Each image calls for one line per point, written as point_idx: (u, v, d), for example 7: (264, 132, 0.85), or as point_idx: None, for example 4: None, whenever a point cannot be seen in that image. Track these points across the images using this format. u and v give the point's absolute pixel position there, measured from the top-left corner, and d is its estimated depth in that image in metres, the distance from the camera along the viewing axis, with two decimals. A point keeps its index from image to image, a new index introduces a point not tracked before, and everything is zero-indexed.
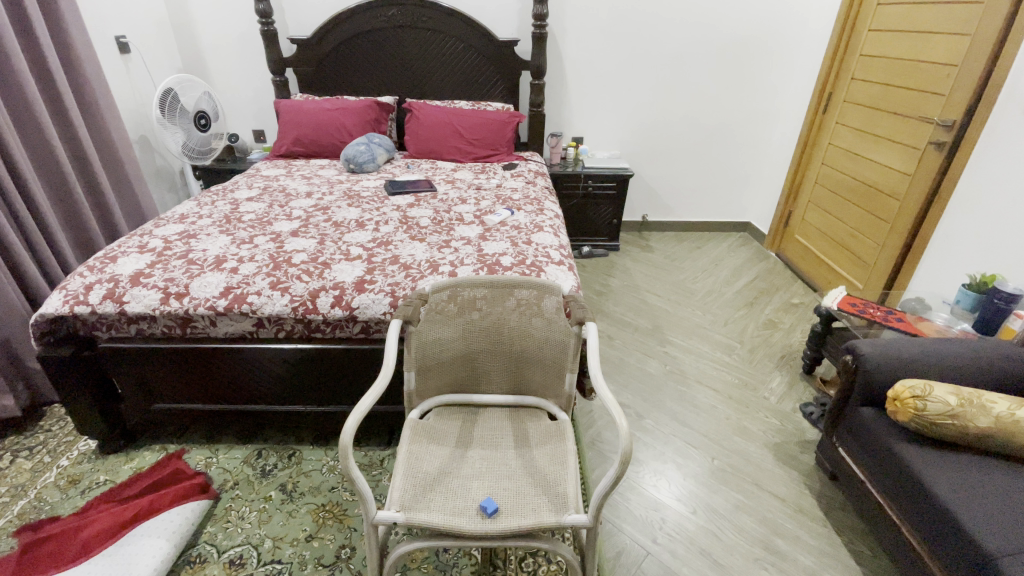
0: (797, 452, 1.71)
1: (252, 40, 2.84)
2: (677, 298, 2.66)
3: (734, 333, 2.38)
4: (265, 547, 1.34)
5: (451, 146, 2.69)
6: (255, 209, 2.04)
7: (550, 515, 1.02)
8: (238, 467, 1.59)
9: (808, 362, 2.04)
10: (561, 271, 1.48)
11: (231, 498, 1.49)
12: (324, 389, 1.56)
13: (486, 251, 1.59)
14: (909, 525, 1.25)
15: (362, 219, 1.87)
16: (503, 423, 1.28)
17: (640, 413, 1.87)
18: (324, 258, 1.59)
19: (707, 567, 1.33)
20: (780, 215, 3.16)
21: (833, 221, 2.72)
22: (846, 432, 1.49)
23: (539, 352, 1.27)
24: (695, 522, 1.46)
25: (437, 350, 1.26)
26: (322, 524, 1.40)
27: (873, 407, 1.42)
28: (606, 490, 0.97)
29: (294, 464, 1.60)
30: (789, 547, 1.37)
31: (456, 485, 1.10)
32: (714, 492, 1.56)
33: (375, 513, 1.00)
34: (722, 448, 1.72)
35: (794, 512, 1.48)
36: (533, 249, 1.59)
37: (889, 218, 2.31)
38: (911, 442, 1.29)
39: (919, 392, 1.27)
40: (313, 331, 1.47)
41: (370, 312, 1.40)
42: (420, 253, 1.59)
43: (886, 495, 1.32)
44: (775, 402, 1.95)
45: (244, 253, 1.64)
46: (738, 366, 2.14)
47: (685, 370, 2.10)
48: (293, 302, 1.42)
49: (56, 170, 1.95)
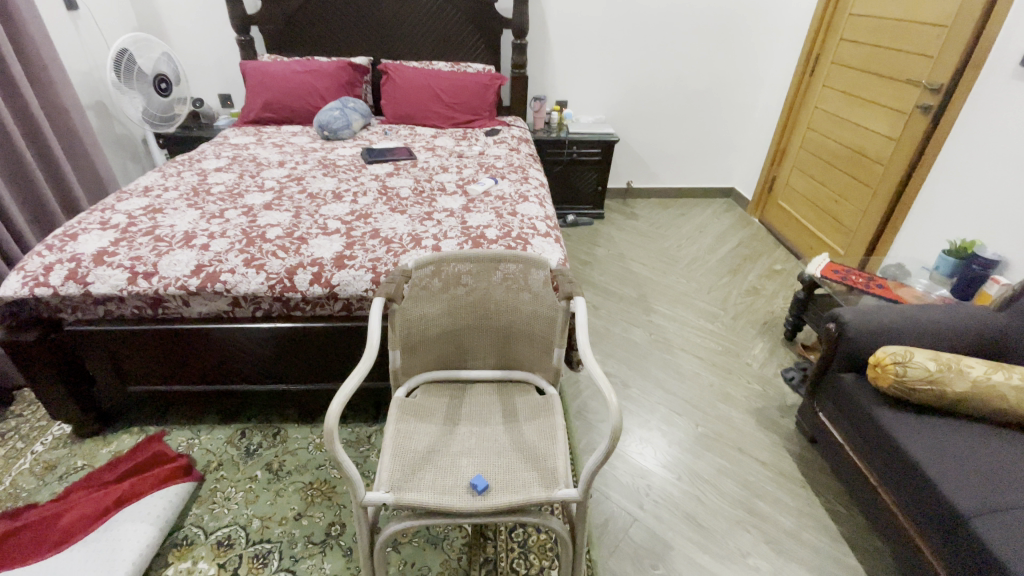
0: (778, 416, 1.75)
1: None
2: (662, 266, 2.65)
3: (718, 300, 2.40)
4: (253, 527, 1.33)
5: (431, 111, 2.58)
6: (224, 181, 1.93)
7: (541, 490, 1.02)
8: (222, 447, 1.56)
9: (790, 328, 2.07)
10: (547, 243, 1.44)
11: (216, 479, 1.47)
12: (306, 368, 1.52)
13: (470, 223, 1.54)
14: (886, 487, 1.29)
15: (339, 190, 1.79)
16: (491, 398, 1.27)
17: (626, 382, 1.88)
18: (300, 233, 1.52)
19: (692, 530, 1.37)
20: (764, 181, 3.14)
21: (817, 187, 2.71)
22: (827, 398, 1.52)
23: (526, 327, 1.25)
24: (680, 487, 1.49)
25: (423, 327, 1.23)
26: (310, 502, 1.39)
27: (855, 373, 1.44)
28: (597, 465, 0.97)
29: (279, 443, 1.58)
30: (770, 509, 1.42)
31: (446, 463, 1.09)
32: (698, 457, 1.59)
33: (364, 495, 0.98)
34: (706, 415, 1.75)
35: (775, 475, 1.52)
36: (518, 221, 1.55)
37: (872, 183, 2.31)
38: (891, 407, 1.33)
39: (900, 358, 1.29)
40: (292, 309, 1.42)
41: (351, 289, 1.36)
42: (401, 226, 1.53)
43: (864, 458, 1.37)
44: (757, 368, 1.98)
45: (215, 228, 1.56)
46: (722, 333, 2.16)
47: (670, 338, 2.12)
48: (270, 280, 1.36)
49: (4, 140, 1.81)
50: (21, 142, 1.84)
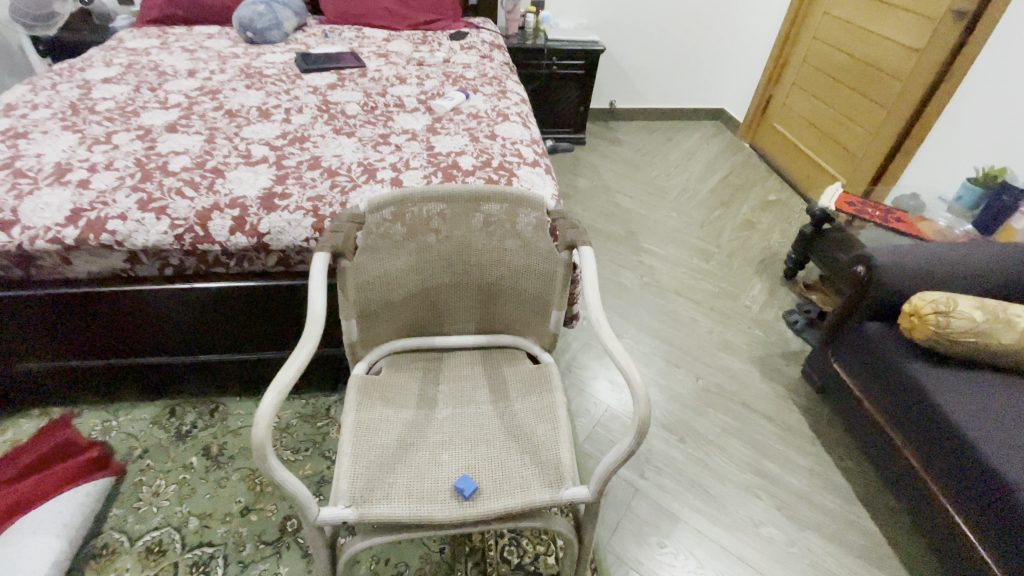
0: (783, 364, 1.61)
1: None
2: (650, 198, 2.40)
3: (712, 235, 2.19)
4: (190, 528, 1.11)
5: (381, 8, 2.11)
6: (114, 95, 1.50)
7: (543, 491, 0.82)
8: (147, 430, 1.30)
9: (792, 266, 1.89)
10: (536, 174, 1.16)
11: (141, 470, 1.22)
12: (241, 334, 1.23)
13: (438, 149, 1.22)
14: (912, 448, 1.17)
15: (266, 107, 1.41)
16: (473, 370, 1.03)
17: (617, 332, 1.68)
18: (214, 163, 1.17)
19: (699, 499, 1.23)
20: (759, 101, 2.85)
21: (819, 106, 2.46)
22: (845, 348, 1.36)
23: (515, 283, 1.00)
24: (683, 450, 1.34)
25: (383, 287, 0.95)
26: (259, 493, 1.17)
27: (882, 322, 1.28)
28: (615, 465, 0.77)
29: (217, 422, 1.32)
30: (781, 471, 1.30)
31: (421, 459, 0.86)
32: (700, 415, 1.44)
33: (317, 513, 0.75)
34: (706, 366, 1.58)
35: (783, 432, 1.39)
36: (498, 146, 1.24)
37: (886, 102, 2.07)
38: (924, 361, 1.17)
39: (942, 308, 1.12)
40: (212, 266, 1.11)
41: (287, 239, 1.05)
42: (349, 153, 1.20)
43: (886, 414, 1.23)
44: (757, 311, 1.81)
45: (98, 158, 1.18)
46: (718, 273, 1.97)
47: (663, 280, 1.91)
48: (175, 228, 1.04)
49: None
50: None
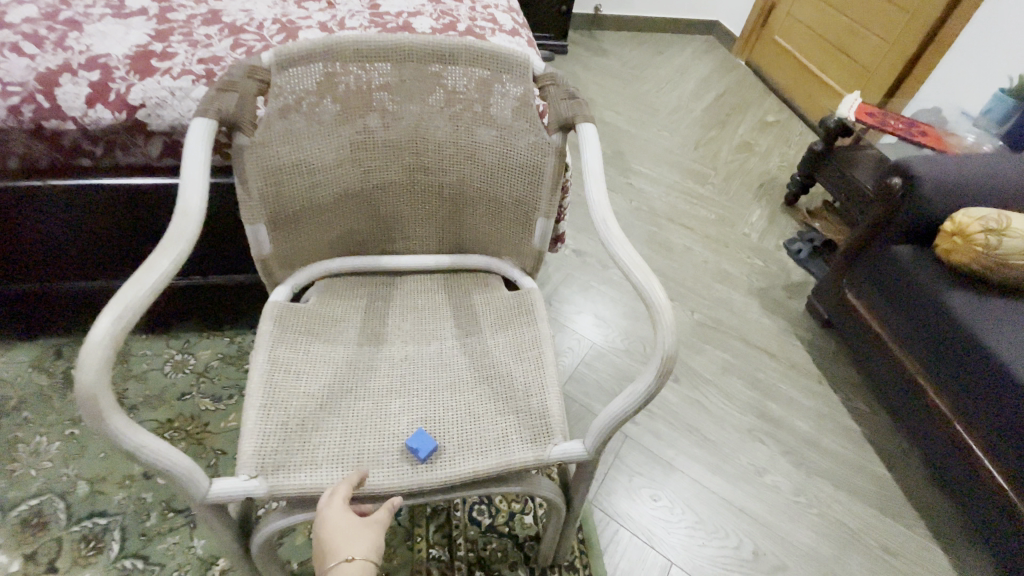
0: (784, 297, 1.45)
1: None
2: (639, 116, 2.13)
3: (706, 157, 1.96)
4: (78, 495, 0.88)
5: None
6: None
7: (525, 448, 0.63)
8: (24, 376, 1.03)
9: (795, 191, 1.70)
10: (515, 45, 0.88)
11: (15, 426, 0.96)
12: (129, 254, 0.95)
13: (382, 8, 0.93)
14: (936, 386, 1.03)
15: None
16: (433, 297, 0.80)
17: (603, 261, 1.47)
18: (70, 15, 0.85)
19: (696, 446, 1.08)
20: (759, 10, 2.54)
21: (828, 14, 2.18)
22: (863, 276, 1.20)
23: (487, 181, 0.75)
24: (679, 392, 1.18)
25: (304, 180, 0.69)
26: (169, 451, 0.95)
27: (912, 244, 1.10)
28: (624, 415, 0.57)
29: (117, 365, 1.06)
30: (785, 413, 1.16)
31: (361, 410, 0.64)
32: (696, 352, 1.27)
33: (209, 489, 0.53)
34: (702, 299, 1.41)
35: (787, 371, 1.25)
36: (463, 9, 0.95)
37: (910, 4, 1.82)
38: (962, 288, 1.01)
39: (994, 225, 0.95)
40: (73, 156, 0.81)
41: (169, 114, 0.78)
42: (260, 9, 0.90)
43: (909, 351, 1.08)
44: (757, 239, 1.63)
45: None
46: (714, 198, 1.76)
47: (654, 205, 1.69)
48: (7, 96, 0.75)
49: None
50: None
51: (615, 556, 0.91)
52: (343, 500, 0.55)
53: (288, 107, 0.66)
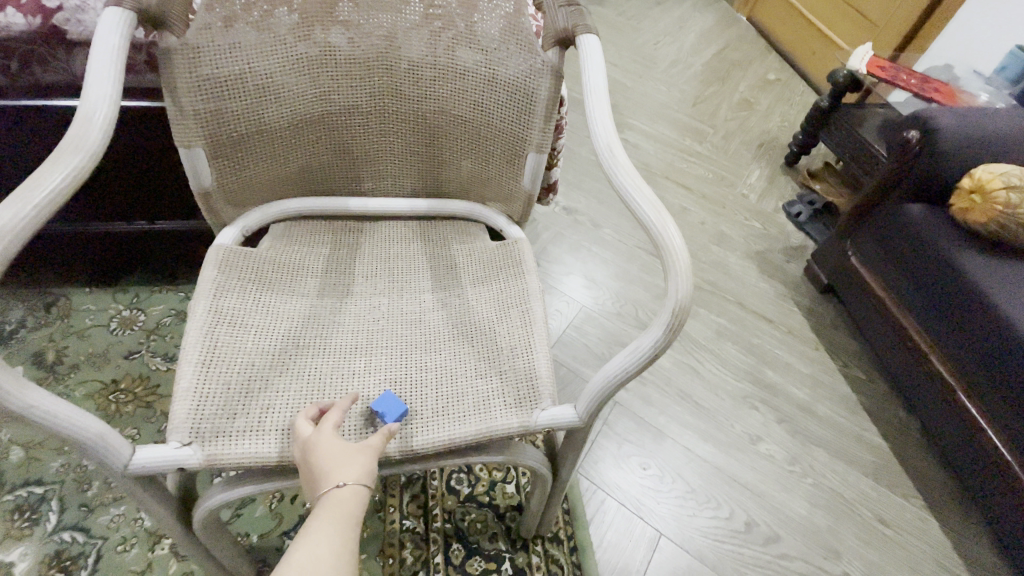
0: (783, 261, 1.38)
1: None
2: (635, 69, 2.00)
3: (705, 114, 1.86)
4: (10, 461, 0.79)
5: None
6: None
7: (509, 414, 0.55)
8: None
9: (797, 150, 1.62)
10: None
11: None
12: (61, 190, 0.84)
13: None
14: (941, 353, 0.98)
15: None
16: (408, 247, 0.71)
17: (595, 219, 1.39)
18: None
19: (689, 413, 1.03)
20: None
21: None
22: (870, 237, 1.13)
23: (469, 111, 0.64)
24: (670, 357, 1.12)
25: (249, 99, 0.58)
26: (114, 415, 0.86)
27: (925, 204, 1.03)
28: (624, 378, 0.50)
29: (55, 321, 0.96)
30: (780, 380, 1.11)
31: (320, 369, 0.56)
32: (690, 316, 1.21)
33: (130, 460, 0.45)
34: (698, 261, 1.33)
35: (784, 336, 1.20)
36: None
37: None
38: (978, 251, 0.94)
39: (1015, 181, 0.88)
40: None
41: (90, 20, 0.68)
42: None
43: (915, 316, 1.03)
44: (755, 201, 1.55)
45: None
46: (712, 157, 1.67)
47: (650, 162, 1.60)
48: None
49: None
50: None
51: (602, 526, 0.86)
52: (335, 426, 0.48)
53: (229, 10, 0.54)
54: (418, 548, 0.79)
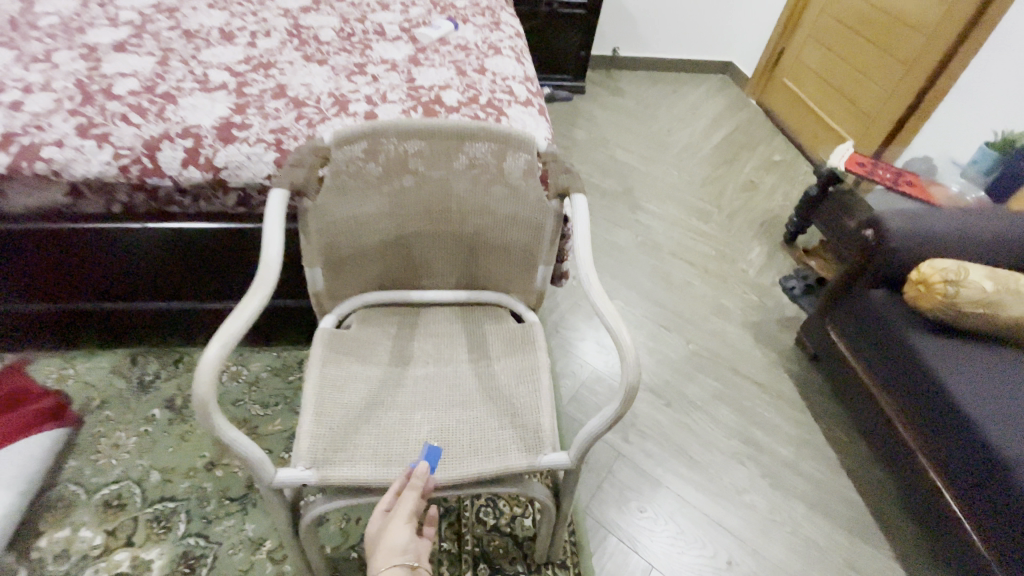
0: (776, 331, 1.56)
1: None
2: (649, 154, 2.27)
3: (712, 195, 2.09)
4: (151, 482, 1.06)
5: None
6: (58, 10, 1.31)
7: (520, 456, 0.77)
8: (107, 379, 1.22)
9: (793, 230, 1.82)
10: (529, 115, 1.05)
11: (100, 421, 1.15)
12: (201, 279, 1.13)
13: (419, 81, 1.10)
14: (902, 418, 1.14)
15: (229, 29, 1.26)
16: (451, 327, 0.95)
17: (608, 291, 1.61)
18: (165, 87, 1.03)
19: (683, 466, 1.20)
20: (769, 54, 2.68)
21: (834, 61, 2.30)
22: (844, 314, 1.31)
23: (500, 234, 0.90)
24: (669, 415, 1.30)
25: (353, 231, 0.86)
26: (225, 448, 1.12)
27: (886, 289, 1.22)
28: (598, 431, 0.72)
29: (182, 373, 1.25)
30: (768, 439, 1.27)
31: (390, 420, 0.80)
32: (689, 380, 1.39)
33: (273, 476, 0.70)
34: (698, 331, 1.53)
35: (773, 400, 1.36)
36: (487, 81, 1.12)
37: (907, 57, 1.93)
38: (927, 332, 1.12)
39: (952, 277, 1.06)
40: (165, 203, 1.00)
41: (247, 175, 0.95)
42: (319, 82, 1.07)
43: (881, 385, 1.20)
44: (754, 275, 1.75)
45: (34, 77, 1.03)
46: (716, 235, 1.89)
47: (659, 240, 1.83)
48: (120, 158, 0.92)
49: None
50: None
51: (603, 558, 1.04)
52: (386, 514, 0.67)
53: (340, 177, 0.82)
54: (452, 565, 0.99)
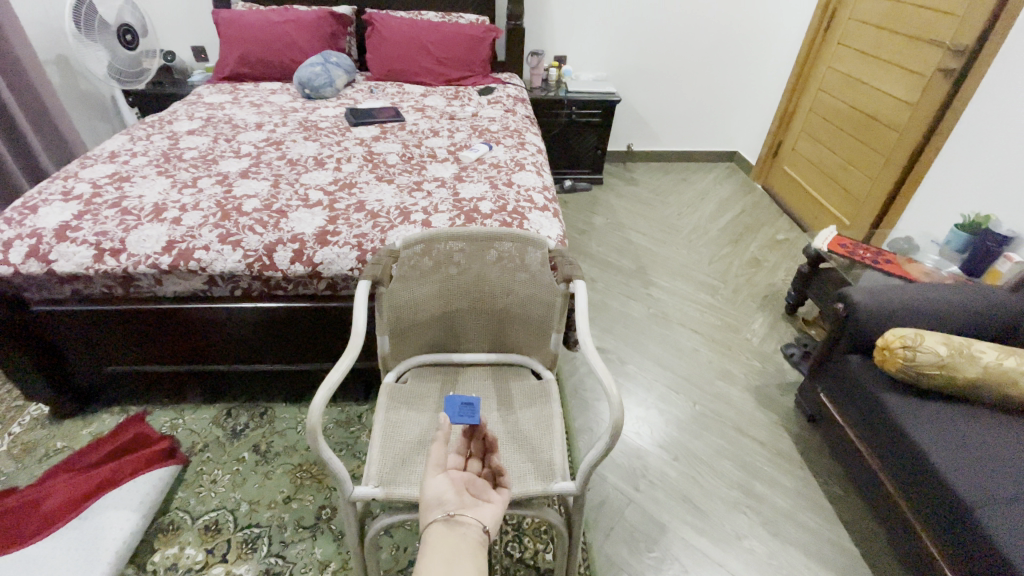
0: (777, 394, 1.72)
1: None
2: (661, 236, 2.56)
3: (718, 271, 2.33)
4: (241, 511, 1.31)
5: (420, 68, 2.40)
6: (197, 145, 1.77)
7: (536, 483, 0.99)
8: (207, 427, 1.51)
9: (791, 302, 2.02)
10: (545, 218, 1.37)
11: (201, 461, 1.43)
12: (289, 346, 1.44)
13: (463, 195, 1.45)
14: (884, 469, 1.28)
15: (320, 156, 1.67)
16: (484, 382, 1.20)
17: (622, 357, 1.83)
18: (279, 205, 1.41)
19: (688, 513, 1.35)
20: (769, 146, 3.00)
21: (824, 152, 2.59)
22: (829, 378, 1.48)
23: (523, 310, 1.18)
24: (676, 468, 1.47)
25: (413, 309, 1.14)
26: (299, 485, 1.37)
27: (861, 354, 1.41)
28: (597, 459, 0.95)
29: (266, 423, 1.53)
30: (767, 491, 1.41)
31: None
32: (695, 437, 1.56)
33: (351, 490, 0.95)
34: (704, 393, 1.71)
35: (772, 456, 1.51)
36: (514, 192, 1.47)
37: (884, 151, 2.19)
38: (896, 391, 1.29)
39: (909, 342, 1.23)
40: (273, 288, 1.34)
41: (336, 268, 1.28)
42: (389, 198, 1.44)
43: (864, 440, 1.34)
44: (757, 343, 1.93)
45: (187, 199, 1.43)
46: (722, 307, 2.10)
47: (669, 312, 2.06)
48: (247, 257, 1.27)
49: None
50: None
51: None
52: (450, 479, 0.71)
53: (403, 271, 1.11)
54: None
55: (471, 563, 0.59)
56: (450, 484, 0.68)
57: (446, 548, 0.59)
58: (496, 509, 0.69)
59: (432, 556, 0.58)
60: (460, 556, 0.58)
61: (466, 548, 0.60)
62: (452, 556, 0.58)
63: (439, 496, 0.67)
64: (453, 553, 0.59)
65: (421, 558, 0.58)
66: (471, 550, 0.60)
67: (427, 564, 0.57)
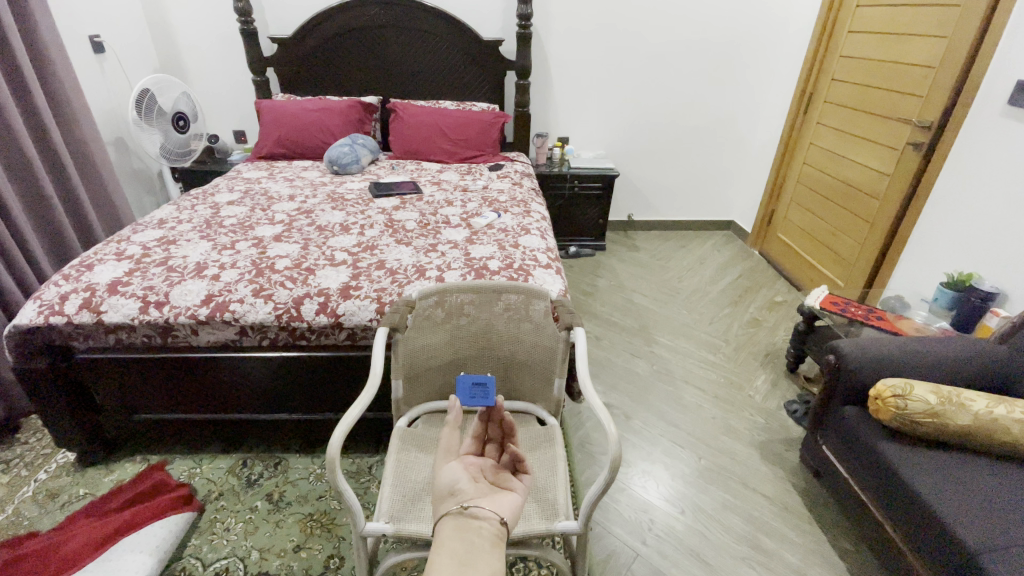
0: (782, 450, 1.74)
1: (224, 23, 2.70)
2: (662, 297, 2.67)
3: (719, 331, 2.40)
4: (252, 559, 1.33)
5: (437, 147, 2.67)
6: (236, 214, 1.96)
7: (540, 522, 1.03)
8: (224, 477, 1.56)
9: (792, 360, 2.07)
10: (548, 274, 1.50)
11: (216, 509, 1.46)
12: (307, 396, 1.53)
13: (474, 255, 1.60)
14: (891, 522, 1.26)
15: (346, 223, 1.85)
16: None
17: (627, 413, 1.87)
18: (307, 264, 1.56)
19: (696, 567, 1.35)
20: (763, 215, 3.17)
21: (814, 219, 2.74)
22: (829, 429, 1.51)
23: (527, 357, 1.27)
24: (683, 521, 1.47)
25: (426, 356, 1.24)
26: (310, 534, 1.40)
27: (855, 406, 1.45)
28: (597, 495, 1.00)
29: (280, 473, 1.58)
30: (776, 545, 1.41)
31: None
32: (701, 491, 1.57)
33: (364, 525, 1.00)
34: (709, 448, 1.73)
35: (780, 510, 1.51)
36: (521, 253, 1.61)
37: (869, 217, 2.34)
38: (894, 441, 1.31)
39: (899, 391, 1.27)
40: (298, 339, 1.44)
41: (356, 318, 1.39)
42: (407, 258, 1.59)
43: (868, 492, 1.34)
44: (760, 400, 1.96)
45: (225, 259, 1.58)
46: (724, 365, 2.16)
47: (672, 370, 2.11)
48: (277, 310, 1.39)
49: (34, 187, 1.90)
50: (51, 191, 1.94)
51: None
52: (460, 466, 0.71)
53: (417, 321, 1.21)
54: None
55: (485, 558, 0.58)
56: (463, 473, 0.69)
57: (460, 543, 0.58)
58: (514, 497, 0.68)
59: (444, 551, 0.58)
60: (473, 554, 0.58)
61: (480, 544, 0.59)
62: (466, 552, 0.58)
63: (454, 486, 0.67)
64: (467, 550, 0.58)
65: (435, 552, 0.58)
66: (484, 547, 0.59)
67: (440, 561, 0.57)
